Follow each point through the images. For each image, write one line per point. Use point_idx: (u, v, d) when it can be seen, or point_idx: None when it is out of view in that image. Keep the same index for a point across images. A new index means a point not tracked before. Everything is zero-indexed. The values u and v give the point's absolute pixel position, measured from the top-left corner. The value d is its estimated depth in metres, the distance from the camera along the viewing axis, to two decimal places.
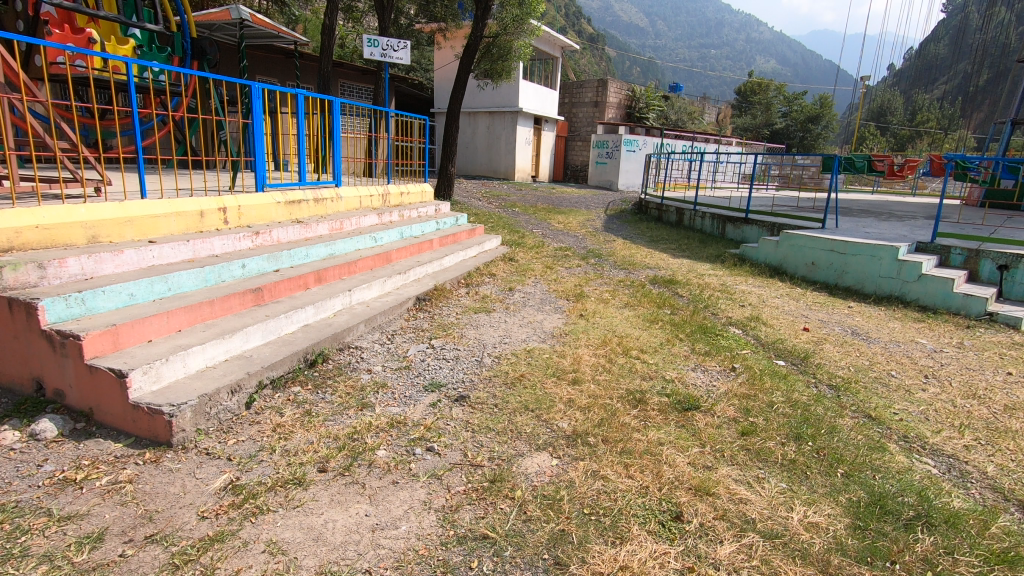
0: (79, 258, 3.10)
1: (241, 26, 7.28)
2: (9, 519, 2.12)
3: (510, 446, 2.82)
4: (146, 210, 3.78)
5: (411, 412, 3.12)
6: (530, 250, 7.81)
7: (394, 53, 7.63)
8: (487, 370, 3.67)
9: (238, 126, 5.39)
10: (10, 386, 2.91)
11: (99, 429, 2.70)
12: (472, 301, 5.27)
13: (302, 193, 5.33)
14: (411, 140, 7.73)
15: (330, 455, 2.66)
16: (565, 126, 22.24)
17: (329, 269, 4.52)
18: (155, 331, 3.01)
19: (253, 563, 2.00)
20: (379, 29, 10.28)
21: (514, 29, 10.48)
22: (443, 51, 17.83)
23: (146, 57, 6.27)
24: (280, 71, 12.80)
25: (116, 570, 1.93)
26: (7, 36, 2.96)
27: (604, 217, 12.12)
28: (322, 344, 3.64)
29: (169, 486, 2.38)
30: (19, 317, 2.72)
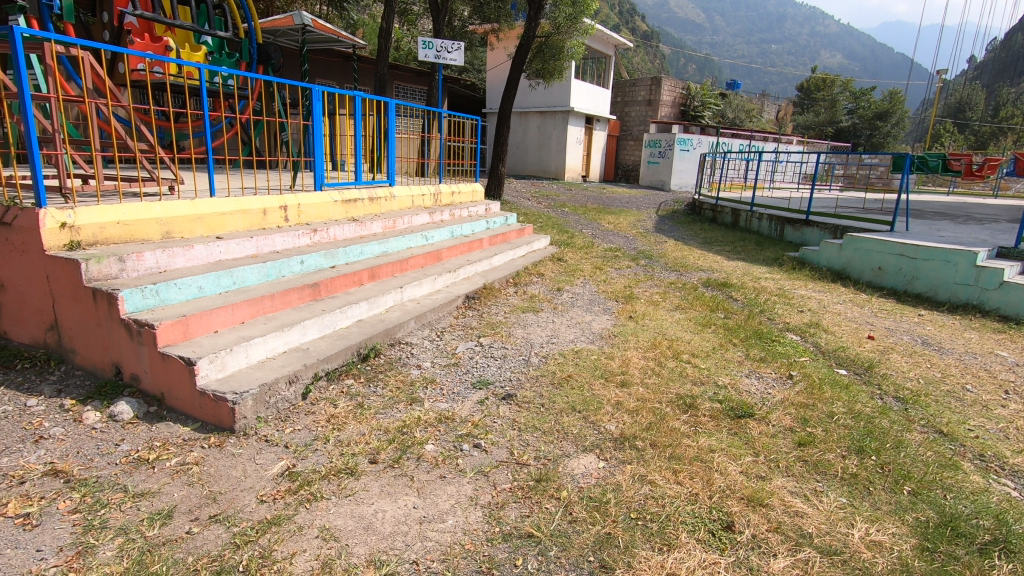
0: (155, 252, 3.32)
1: (303, 31, 7.55)
2: (91, 493, 2.30)
3: (557, 446, 2.81)
4: (216, 208, 4.00)
5: (459, 409, 3.17)
6: (579, 250, 7.76)
7: (448, 54, 7.73)
8: (535, 370, 3.68)
9: (299, 127, 5.59)
10: (91, 371, 3.13)
11: (169, 413, 2.88)
12: (521, 301, 5.30)
13: (358, 192, 5.50)
14: (463, 140, 7.80)
15: (381, 447, 2.73)
16: (617, 125, 21.96)
17: (383, 266, 4.64)
18: (221, 322, 3.19)
19: (308, 547, 2.08)
20: (434, 32, 10.46)
21: (567, 28, 10.36)
22: (496, 53, 18.27)
23: (216, 63, 6.62)
24: (339, 74, 13.29)
25: (182, 547, 2.05)
26: (94, 45, 3.17)
27: (656, 218, 11.88)
28: (374, 338, 3.74)
29: (231, 469, 2.51)
30: (102, 306, 2.94)
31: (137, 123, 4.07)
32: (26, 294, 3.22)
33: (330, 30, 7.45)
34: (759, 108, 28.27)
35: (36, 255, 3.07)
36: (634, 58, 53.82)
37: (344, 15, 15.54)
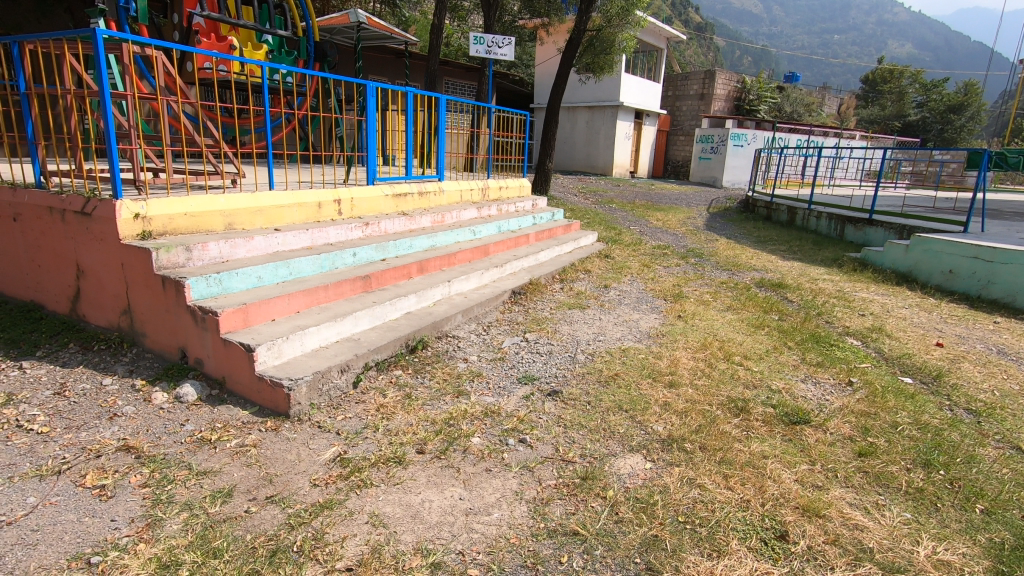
0: (218, 243, 3.48)
1: (358, 29, 7.72)
2: (159, 469, 2.43)
3: (603, 445, 2.78)
4: (275, 201, 4.15)
5: (504, 403, 3.18)
6: (627, 247, 7.65)
7: (499, 49, 7.73)
8: (581, 367, 3.65)
9: (353, 123, 5.73)
10: (160, 354, 3.31)
11: (230, 396, 3.01)
12: (567, 297, 5.27)
13: (408, 186, 5.60)
14: (511, 135, 7.80)
15: (428, 438, 2.78)
16: (668, 120, 21.47)
17: (431, 260, 4.70)
18: (279, 310, 3.31)
19: (358, 532, 2.14)
20: (485, 28, 10.50)
21: (619, 21, 10.17)
22: (546, 48, 18.18)
23: (276, 60, 6.85)
24: (390, 70, 13.55)
25: (242, 524, 2.14)
26: (166, 45, 3.36)
27: (707, 215, 11.57)
28: (422, 331, 3.80)
29: (286, 453, 2.61)
30: (170, 293, 3.10)
31: (204, 120, 4.28)
32: (103, 280, 3.43)
33: (384, 27, 7.59)
34: (819, 101, 27.03)
35: (113, 243, 3.28)
36: (687, 52, 52.52)
37: (397, 12, 15.76)
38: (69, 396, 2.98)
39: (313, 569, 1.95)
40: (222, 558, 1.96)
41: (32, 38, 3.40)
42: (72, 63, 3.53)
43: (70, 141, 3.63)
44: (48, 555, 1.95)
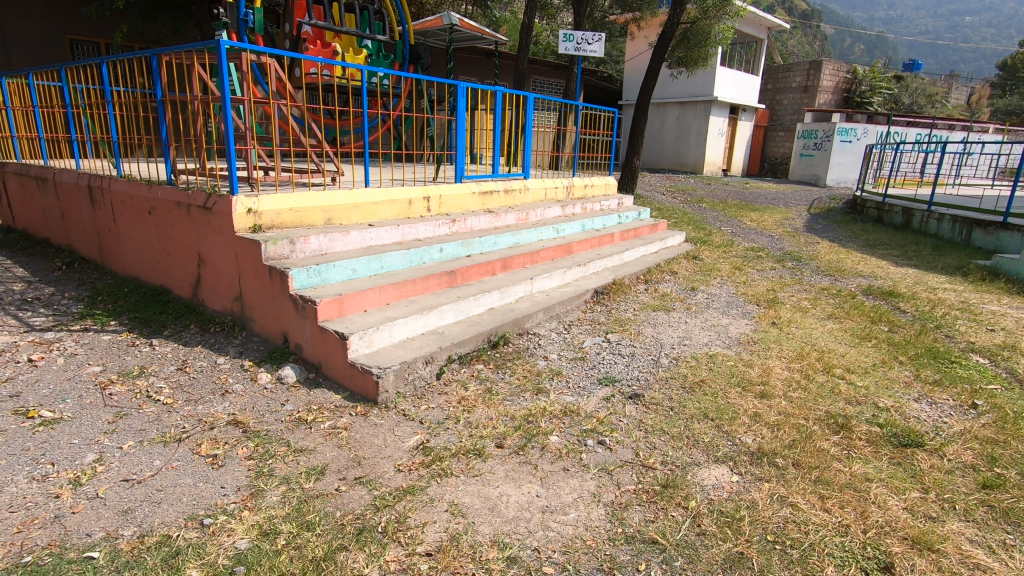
0: (318, 237, 3.72)
1: (451, 31, 7.93)
2: (262, 444, 2.65)
3: (686, 453, 2.68)
4: (370, 198, 4.37)
5: (584, 403, 3.16)
6: (717, 249, 7.31)
7: (589, 46, 7.64)
8: (664, 371, 3.54)
9: (444, 123, 5.91)
10: (265, 337, 3.59)
11: (325, 380, 3.22)
12: (652, 298, 5.13)
13: (495, 184, 5.68)
14: (598, 132, 7.69)
15: (507, 433, 2.81)
16: (766, 114, 20.25)
17: (515, 257, 4.75)
18: (371, 302, 3.49)
19: (438, 519, 2.21)
20: (575, 25, 10.44)
21: (716, 12, 9.72)
22: (637, 42, 17.74)
23: (375, 64, 7.20)
24: (480, 70, 13.84)
25: (333, 501, 2.28)
26: (279, 53, 3.64)
27: (807, 216, 10.81)
28: (504, 327, 3.85)
29: (374, 437, 2.75)
30: (276, 282, 3.36)
31: (309, 121, 4.59)
32: (220, 269, 3.78)
33: (476, 29, 7.74)
34: (944, 91, 24.39)
35: (229, 236, 3.60)
36: (791, 42, 49.27)
37: (487, 13, 16.00)
38: (189, 372, 3.31)
39: (395, 551, 2.03)
40: (314, 531, 2.10)
41: (168, 50, 3.80)
42: (200, 72, 3.91)
43: (196, 142, 4.02)
44: (169, 513, 2.17)
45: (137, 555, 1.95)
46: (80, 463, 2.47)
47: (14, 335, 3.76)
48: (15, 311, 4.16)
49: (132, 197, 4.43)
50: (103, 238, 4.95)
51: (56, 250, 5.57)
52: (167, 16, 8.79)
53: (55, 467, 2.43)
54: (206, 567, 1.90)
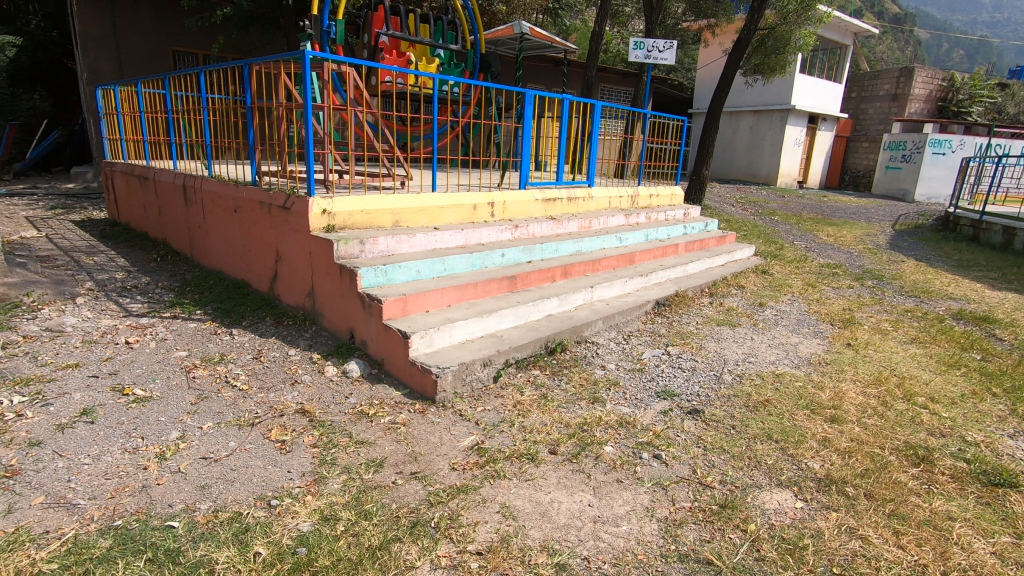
0: (386, 238, 3.87)
1: (521, 40, 8.02)
2: (326, 434, 2.78)
3: (747, 474, 2.58)
4: (436, 202, 4.50)
5: (641, 416, 3.10)
6: (789, 264, 6.99)
7: (660, 54, 7.52)
8: (727, 389, 3.41)
9: (510, 131, 5.99)
10: (333, 332, 3.76)
11: (387, 376, 3.33)
12: (716, 312, 4.97)
13: (558, 191, 5.70)
14: (666, 141, 7.54)
15: (561, 440, 2.81)
16: (848, 124, 19.17)
17: (576, 264, 4.74)
18: (433, 303, 3.59)
19: (489, 519, 2.24)
20: (646, 33, 10.31)
21: (797, 18, 9.31)
22: (710, 49, 17.28)
23: (446, 73, 7.42)
24: (548, 78, 13.93)
25: (389, 493, 2.36)
26: (357, 63, 3.83)
27: (891, 233, 10.13)
28: (562, 334, 3.84)
29: (431, 435, 2.82)
30: (346, 280, 3.52)
31: (383, 127, 4.78)
32: (295, 265, 4.00)
33: (546, 37, 7.81)
34: None
35: (305, 234, 3.81)
36: (879, 48, 46.47)
37: (557, 22, 16.07)
38: (264, 361, 3.52)
39: (447, 547, 2.08)
40: (371, 521, 2.18)
41: (259, 61, 4.08)
42: (286, 80, 4.18)
43: (279, 146, 4.29)
44: (241, 492, 2.32)
45: (211, 528, 2.09)
46: (166, 439, 2.68)
47: (115, 318, 4.14)
48: (117, 298, 4.57)
49: (221, 196, 4.77)
50: (193, 233, 5.36)
51: (153, 243, 6.08)
52: (258, 28, 9.41)
53: (144, 441, 2.65)
54: (271, 545, 2.02)
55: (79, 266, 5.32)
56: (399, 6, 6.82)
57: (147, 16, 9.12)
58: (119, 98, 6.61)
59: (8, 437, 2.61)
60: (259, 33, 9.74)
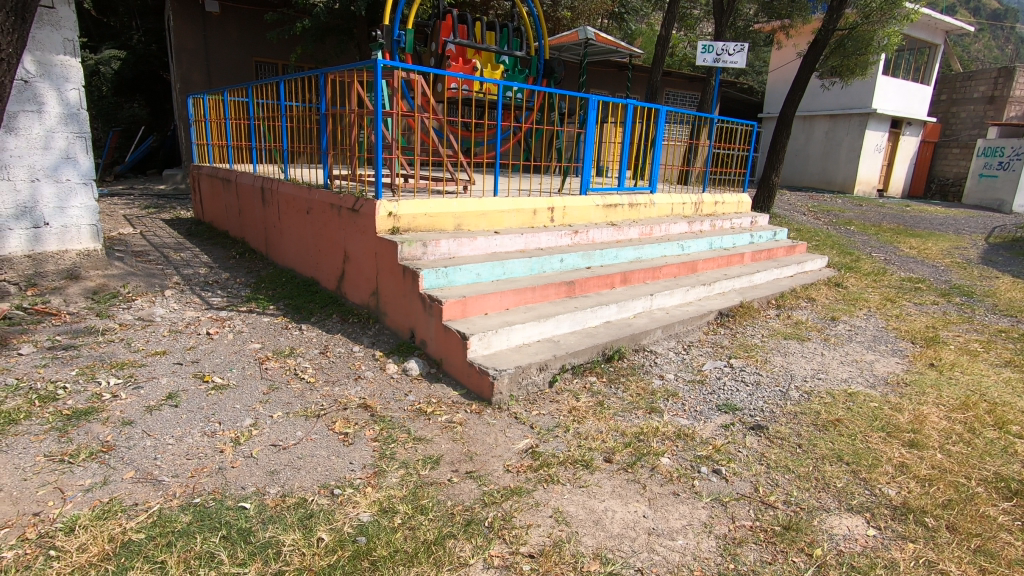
0: (448, 241, 3.97)
1: (586, 45, 7.99)
2: (386, 429, 2.87)
3: (813, 496, 2.45)
4: (497, 206, 4.56)
5: (700, 428, 3.02)
6: (865, 277, 6.59)
7: (729, 57, 7.30)
8: (794, 405, 3.26)
9: (573, 136, 5.98)
10: (395, 331, 3.88)
11: (445, 376, 3.41)
12: (783, 326, 4.76)
13: (620, 197, 5.64)
14: (732, 147, 7.30)
15: (616, 448, 2.78)
16: (938, 129, 17.84)
17: (635, 271, 4.67)
18: (491, 306, 3.64)
19: (542, 523, 2.24)
20: (716, 36, 10.05)
21: (882, 16, 8.78)
22: (784, 51, 16.58)
23: (510, 79, 7.50)
24: (611, 83, 13.82)
25: (445, 490, 2.41)
26: (426, 71, 3.96)
27: (984, 246, 9.35)
28: (620, 341, 3.80)
29: (486, 436, 2.86)
30: (408, 280, 3.64)
31: (448, 133, 4.90)
32: (361, 265, 4.17)
33: (611, 42, 7.75)
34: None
35: (371, 236, 3.96)
36: (974, 47, 43.09)
37: (623, 26, 15.90)
38: (330, 356, 3.69)
39: (500, 547, 2.10)
40: (427, 515, 2.23)
41: (334, 70, 4.29)
42: (359, 89, 4.37)
43: (350, 150, 4.48)
44: (306, 479, 2.44)
45: (279, 511, 2.21)
46: (240, 425, 2.86)
47: (198, 310, 4.46)
48: (200, 291, 4.91)
49: (295, 198, 5.04)
50: (269, 232, 5.69)
51: (233, 241, 6.50)
52: (333, 39, 9.88)
53: (221, 426, 2.84)
54: (334, 532, 2.11)
55: (168, 261, 5.76)
56: (466, 15, 6.98)
57: (234, 29, 9.77)
58: (208, 106, 7.11)
59: (104, 415, 2.86)
60: (334, 43, 10.21)
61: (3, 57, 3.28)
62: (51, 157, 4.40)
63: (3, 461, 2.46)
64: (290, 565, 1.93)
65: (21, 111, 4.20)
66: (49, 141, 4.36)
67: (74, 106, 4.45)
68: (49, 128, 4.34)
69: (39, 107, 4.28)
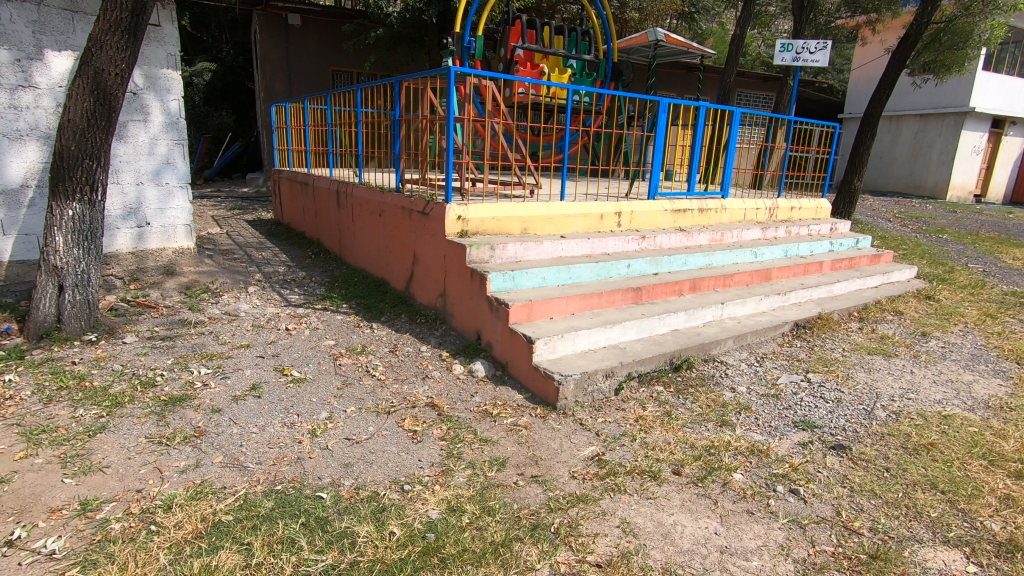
0: (515, 245, 3.99)
1: (656, 47, 7.82)
2: (453, 429, 2.92)
3: (904, 525, 2.29)
4: (564, 211, 4.55)
5: (776, 445, 2.88)
6: (961, 290, 6.08)
7: (811, 55, 6.92)
8: (880, 426, 3.06)
9: (643, 139, 5.86)
10: (462, 333, 3.95)
11: (510, 378, 3.43)
12: (867, 340, 4.47)
13: (689, 202, 5.49)
14: (809, 148, 6.86)
15: (686, 461, 2.70)
16: None
17: (705, 278, 4.52)
18: (557, 310, 3.64)
19: (609, 533, 2.21)
20: (794, 34, 9.61)
21: (984, 7, 8.10)
22: (870, 47, 15.60)
23: (578, 83, 7.45)
24: (679, 85, 13.50)
25: (512, 493, 2.43)
26: (497, 76, 4.00)
27: None
28: (689, 350, 3.69)
29: (552, 440, 2.86)
30: (476, 283, 3.70)
31: (516, 138, 4.93)
32: (430, 267, 4.27)
33: (682, 43, 7.56)
34: None
35: (441, 239, 4.05)
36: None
37: (693, 26, 15.50)
38: (399, 355, 3.80)
39: (566, 554, 2.09)
40: (494, 517, 2.25)
41: (408, 77, 4.42)
42: (431, 95, 4.48)
43: (422, 155, 4.60)
44: (378, 474, 2.53)
45: (353, 502, 2.31)
46: (317, 418, 3.00)
47: (278, 307, 4.71)
48: (279, 289, 5.19)
49: (368, 201, 5.24)
50: (343, 234, 5.93)
51: (309, 242, 6.83)
52: (405, 47, 10.21)
53: (300, 417, 2.99)
54: (404, 527, 2.17)
55: (251, 259, 6.12)
56: (535, 19, 7.01)
57: (314, 40, 10.29)
58: (289, 113, 7.50)
59: (196, 403, 3.08)
60: (405, 51, 10.55)
61: (117, 71, 3.59)
62: (155, 162, 4.79)
63: (110, 440, 2.70)
64: (364, 556, 2.00)
65: (130, 120, 4.60)
66: (153, 147, 4.76)
67: (175, 115, 4.82)
68: (153, 135, 4.73)
69: (145, 116, 4.67)
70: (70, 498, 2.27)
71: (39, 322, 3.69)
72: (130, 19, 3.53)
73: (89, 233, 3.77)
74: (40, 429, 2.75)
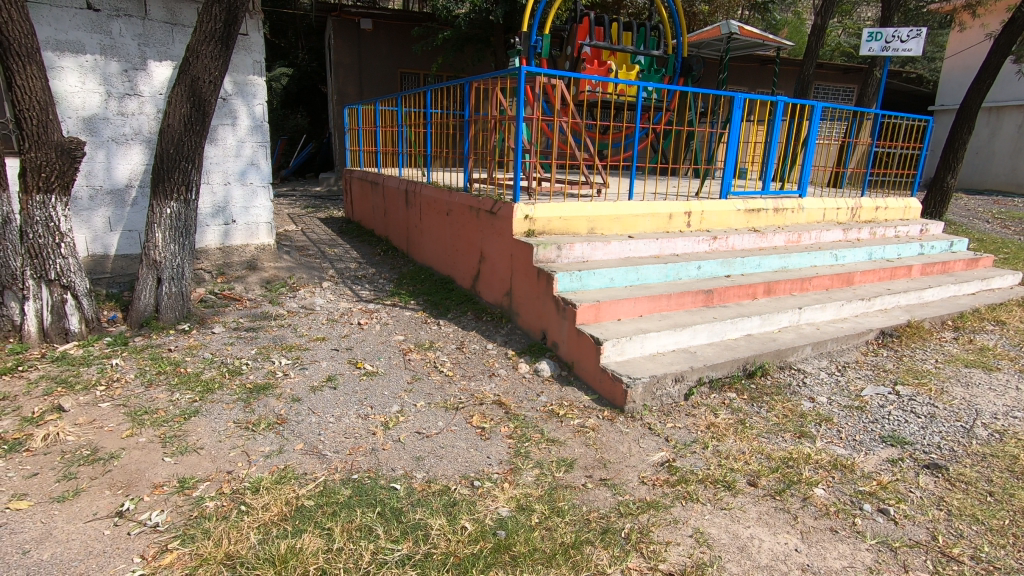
0: (583, 245, 3.96)
1: (728, 40, 7.53)
2: (520, 427, 2.94)
3: (1011, 555, 2.10)
4: (632, 210, 4.47)
5: (862, 461, 2.71)
6: None
7: (902, 44, 6.43)
8: (981, 446, 2.82)
9: (715, 137, 5.66)
10: (527, 331, 3.96)
11: (576, 379, 3.42)
12: (964, 351, 4.13)
13: (764, 202, 5.26)
14: (896, 143, 6.42)
15: (762, 472, 2.59)
16: None
17: (781, 282, 4.32)
18: (625, 312, 3.58)
19: (682, 542, 2.16)
20: (881, 22, 9.01)
21: None
22: (967, 33, 14.39)
23: (646, 79, 7.29)
24: (752, 79, 12.95)
25: (580, 495, 2.42)
26: (567, 75, 3.96)
27: None
28: (764, 357, 3.53)
29: (620, 444, 2.82)
30: (543, 282, 3.71)
31: (585, 136, 4.87)
32: (496, 266, 4.31)
33: (758, 35, 7.23)
34: None
35: (508, 238, 4.09)
36: None
37: (767, 18, 14.83)
38: (466, 352, 3.86)
39: (637, 561, 2.06)
40: (563, 518, 2.25)
41: (478, 77, 4.47)
42: (500, 95, 4.51)
43: (489, 155, 4.64)
44: (449, 468, 2.58)
45: (425, 495, 2.37)
46: (389, 411, 3.10)
47: (350, 302, 4.89)
48: (351, 285, 5.39)
49: (436, 200, 5.35)
50: (411, 232, 6.10)
51: (378, 239, 7.06)
52: (471, 48, 10.35)
53: (373, 410, 3.09)
54: (476, 522, 2.20)
55: (325, 255, 6.40)
56: (603, 16, 6.91)
57: (384, 43, 10.62)
58: (360, 116, 7.76)
59: (278, 391, 3.26)
60: (472, 52, 10.70)
61: (212, 79, 3.85)
62: (241, 163, 5.09)
63: (203, 423, 2.90)
64: (437, 549, 2.05)
65: (220, 124, 4.92)
66: (240, 149, 5.06)
67: (260, 119, 5.11)
68: (240, 138, 5.03)
69: (234, 120, 4.98)
70: (170, 476, 2.46)
71: (140, 312, 4.01)
72: (224, 29, 3.78)
73: (184, 230, 4.07)
74: (143, 410, 2.99)
